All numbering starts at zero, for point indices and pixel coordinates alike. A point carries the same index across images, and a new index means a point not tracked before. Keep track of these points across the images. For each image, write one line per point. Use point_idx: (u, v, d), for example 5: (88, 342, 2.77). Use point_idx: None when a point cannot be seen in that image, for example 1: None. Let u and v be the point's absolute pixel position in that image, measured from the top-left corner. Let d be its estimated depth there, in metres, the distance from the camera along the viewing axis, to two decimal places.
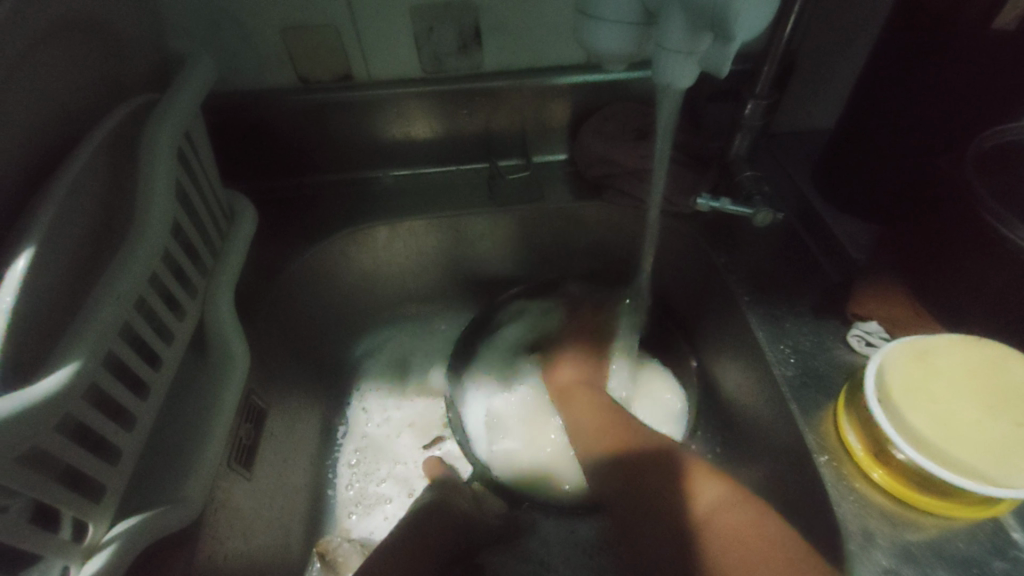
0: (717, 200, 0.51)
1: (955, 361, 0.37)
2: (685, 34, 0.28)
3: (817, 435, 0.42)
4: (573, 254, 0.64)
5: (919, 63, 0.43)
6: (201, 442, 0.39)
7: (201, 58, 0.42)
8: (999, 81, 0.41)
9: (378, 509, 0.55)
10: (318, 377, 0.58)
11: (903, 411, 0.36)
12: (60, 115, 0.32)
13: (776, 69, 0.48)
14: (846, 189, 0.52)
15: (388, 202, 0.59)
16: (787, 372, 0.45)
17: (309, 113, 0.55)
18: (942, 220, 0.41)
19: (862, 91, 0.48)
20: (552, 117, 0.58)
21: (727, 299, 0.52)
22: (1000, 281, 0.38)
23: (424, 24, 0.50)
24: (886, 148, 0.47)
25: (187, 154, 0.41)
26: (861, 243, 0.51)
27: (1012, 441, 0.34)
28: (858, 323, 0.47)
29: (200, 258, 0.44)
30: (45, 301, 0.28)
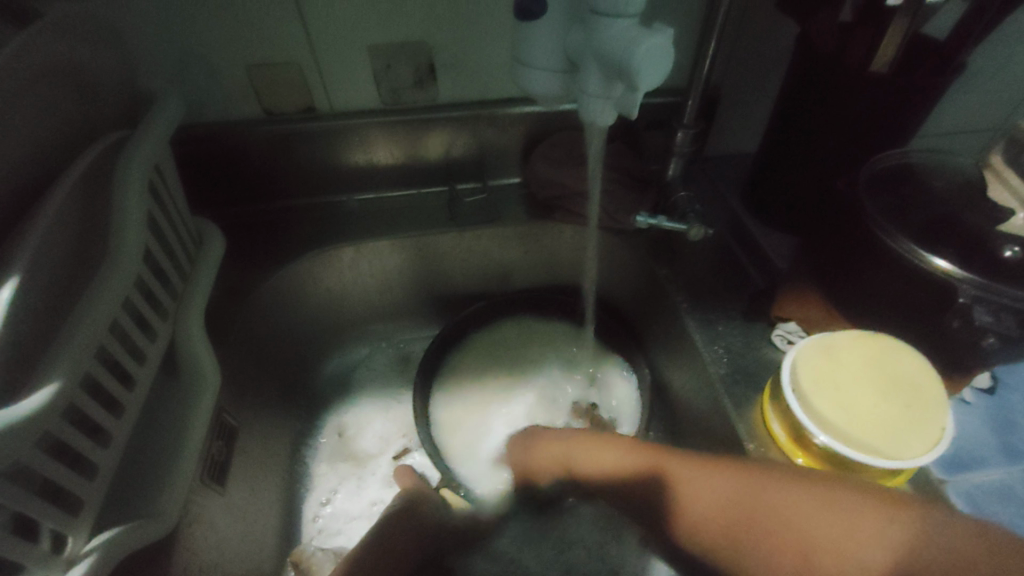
0: (655, 217, 0.57)
1: (856, 352, 0.43)
2: (602, 81, 0.33)
3: (746, 425, 0.47)
4: (531, 269, 0.68)
5: (817, 98, 0.49)
6: (175, 459, 0.41)
7: (170, 96, 0.45)
8: (885, 112, 0.47)
9: (348, 523, 0.57)
10: (288, 395, 0.60)
11: (813, 400, 0.41)
12: (39, 154, 0.35)
13: (700, 102, 0.54)
14: (769, 205, 0.58)
15: (353, 224, 0.62)
16: (720, 370, 0.50)
17: (275, 143, 0.58)
18: (842, 231, 0.47)
19: (776, 120, 0.55)
20: (505, 144, 0.63)
21: (669, 307, 0.58)
22: (890, 284, 0.43)
23: (382, 61, 0.54)
24: (798, 169, 0.54)
25: (158, 185, 0.44)
26: (783, 253, 0.57)
27: (905, 420, 0.40)
28: (780, 323, 0.53)
29: (171, 283, 0.46)
30: (25, 327, 0.30)
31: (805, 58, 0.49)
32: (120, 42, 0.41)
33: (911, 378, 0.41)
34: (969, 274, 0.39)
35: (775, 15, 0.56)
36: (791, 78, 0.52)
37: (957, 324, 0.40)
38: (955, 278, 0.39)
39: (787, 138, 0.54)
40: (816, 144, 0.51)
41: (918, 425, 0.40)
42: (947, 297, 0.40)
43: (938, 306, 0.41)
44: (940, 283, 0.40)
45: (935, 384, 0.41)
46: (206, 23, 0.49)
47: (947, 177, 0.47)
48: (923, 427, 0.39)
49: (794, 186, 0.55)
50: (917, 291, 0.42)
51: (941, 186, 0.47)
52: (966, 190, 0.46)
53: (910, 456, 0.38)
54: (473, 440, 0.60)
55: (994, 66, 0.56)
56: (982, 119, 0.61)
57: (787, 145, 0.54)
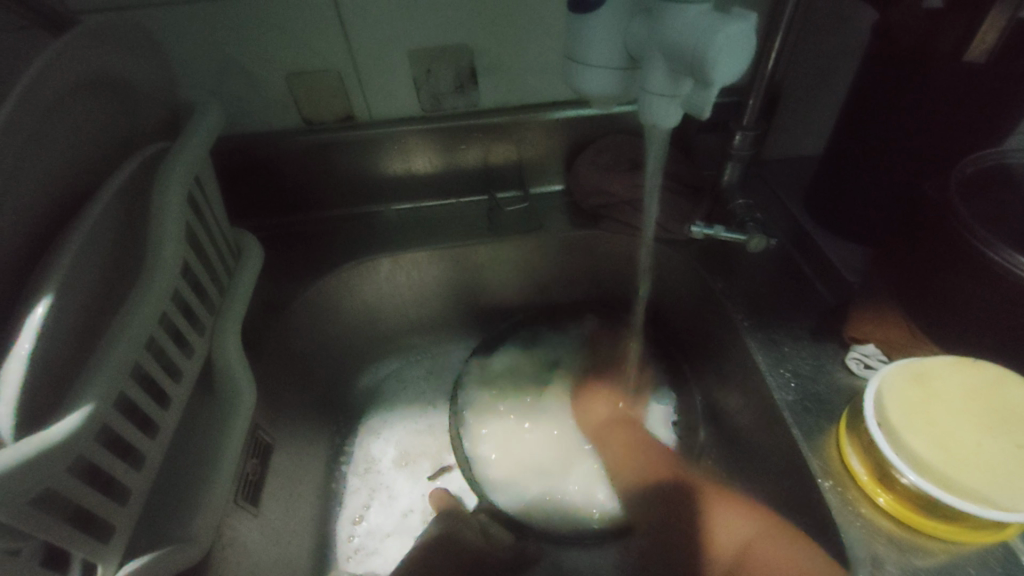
0: (711, 227, 0.53)
1: (951, 382, 0.38)
2: (668, 78, 0.30)
3: (820, 460, 0.42)
4: (573, 281, 0.65)
5: (898, 94, 0.44)
6: (209, 480, 0.39)
7: (210, 106, 0.44)
8: (980, 110, 0.42)
9: (383, 545, 0.55)
10: (323, 409, 0.59)
11: (902, 435, 0.37)
12: (79, 168, 0.34)
13: (761, 102, 0.49)
14: (839, 214, 0.53)
15: (391, 235, 0.61)
16: (787, 395, 0.46)
17: (314, 152, 0.57)
18: (931, 242, 0.42)
19: (847, 120, 0.50)
20: (548, 150, 0.60)
21: (725, 324, 0.53)
22: (991, 303, 0.38)
23: (423, 67, 0.52)
24: (871, 174, 0.49)
25: (197, 197, 0.43)
26: (855, 266, 0.52)
27: (1017, 463, 0.34)
28: (855, 345, 0.47)
29: (209, 296, 0.45)
30: (59, 346, 0.29)
31: (884, 50, 0.44)
32: (162, 53, 0.40)
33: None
34: None
35: (844, 7, 0.51)
36: (865, 73, 0.47)
37: None
38: None
39: (859, 140, 0.49)
40: (895, 146, 0.47)
41: None
42: None
43: None
44: None
45: None
46: (246, 32, 0.49)
47: None
48: None
49: (867, 194, 0.50)
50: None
51: None
52: None
53: None
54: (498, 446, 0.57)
55: None
56: None
57: (860, 148, 0.49)
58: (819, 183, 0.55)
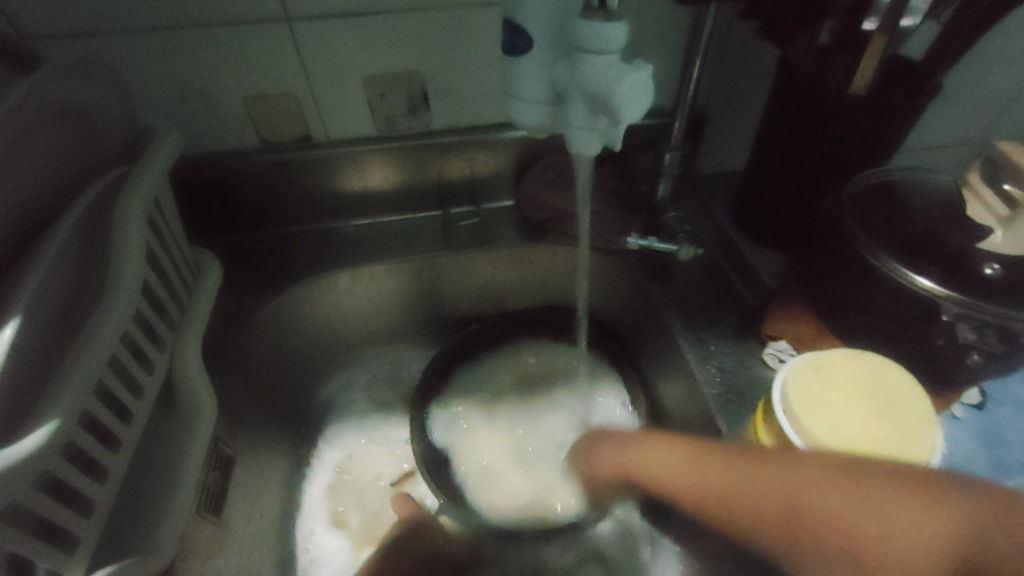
0: (645, 239, 0.58)
1: (844, 372, 0.44)
2: (587, 114, 0.34)
3: (740, 445, 0.47)
4: (525, 290, 0.69)
5: (799, 120, 0.51)
6: (172, 491, 0.41)
7: (168, 132, 0.46)
8: (866, 134, 0.49)
9: (340, 549, 0.57)
10: (284, 420, 0.60)
11: (804, 418, 0.42)
12: (40, 195, 0.36)
13: (686, 124, 0.55)
14: (757, 224, 0.60)
15: (349, 250, 0.63)
16: (712, 389, 0.51)
17: (272, 172, 0.59)
18: (829, 250, 0.48)
19: (761, 141, 0.56)
20: (498, 168, 0.64)
21: (661, 326, 0.58)
22: (876, 301, 0.44)
23: (377, 92, 0.56)
24: (782, 188, 0.55)
25: (156, 219, 0.45)
26: (772, 269, 0.58)
27: (895, 438, 0.40)
28: (770, 342, 0.54)
29: (169, 314, 0.47)
30: (25, 365, 0.31)
31: (786, 83, 0.51)
32: (120, 82, 0.42)
33: (900, 397, 0.42)
34: (953, 293, 0.40)
35: (754, 41, 0.58)
36: (773, 101, 0.53)
37: (942, 342, 0.42)
38: (939, 297, 0.40)
39: (772, 160, 0.55)
40: (800, 165, 0.53)
41: (909, 442, 0.40)
42: (932, 315, 0.41)
43: (924, 324, 0.42)
44: (925, 302, 0.41)
45: (923, 403, 0.42)
46: (203, 60, 0.51)
47: (928, 195, 0.48)
48: (916, 445, 0.39)
49: (780, 207, 0.57)
50: (904, 310, 0.42)
51: (922, 205, 0.47)
52: (947, 208, 0.47)
53: None
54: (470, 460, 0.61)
55: (967, 90, 0.60)
56: (956, 135, 0.64)
57: (773, 166, 0.55)
58: (741, 196, 0.61)
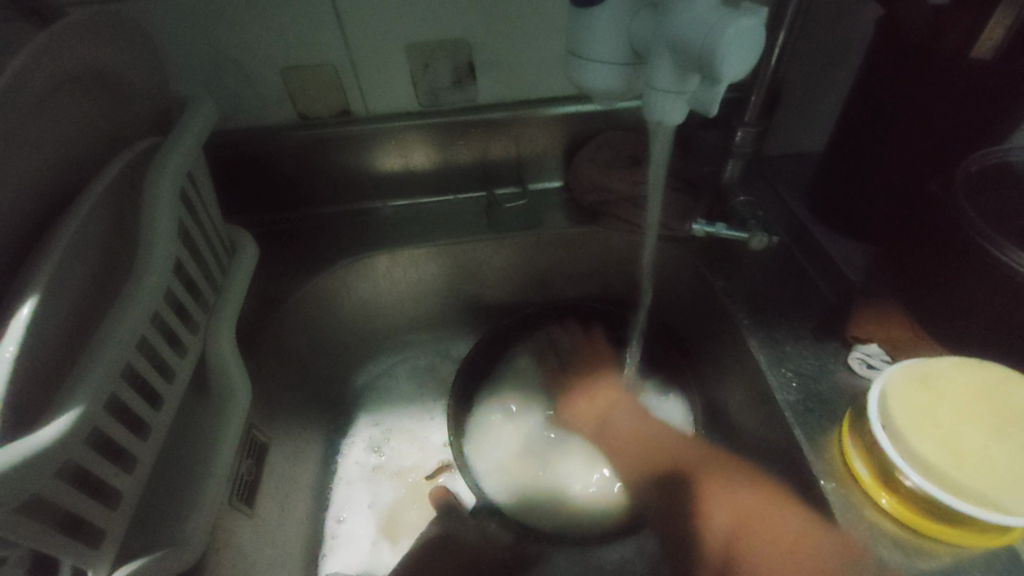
0: (712, 225, 0.52)
1: (956, 384, 0.37)
2: (674, 74, 0.29)
3: (823, 461, 0.41)
4: (571, 278, 0.64)
5: (903, 91, 0.44)
6: (203, 481, 0.38)
7: (203, 101, 0.43)
8: (987, 106, 0.42)
9: (367, 542, 0.54)
10: (319, 407, 0.58)
11: (908, 437, 0.36)
12: (67, 165, 0.33)
13: (764, 98, 0.49)
14: (841, 211, 0.53)
15: (388, 232, 0.60)
16: (788, 396, 0.45)
17: (309, 148, 0.56)
18: (936, 242, 0.41)
19: (848, 118, 0.49)
20: (547, 147, 0.60)
21: (726, 322, 0.53)
22: (998, 302, 0.38)
23: (420, 62, 0.51)
24: (875, 170, 0.48)
25: (190, 194, 0.42)
26: (857, 264, 0.51)
27: (1023, 466, 0.34)
28: (857, 345, 0.47)
29: (202, 295, 0.44)
30: (48, 347, 0.29)
31: (886, 48, 0.44)
32: (152, 45, 0.39)
33: None
34: None
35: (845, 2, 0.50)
36: (868, 70, 0.46)
37: None
38: None
39: (860, 139, 0.48)
40: (900, 142, 0.46)
41: None
42: None
43: None
44: None
45: None
46: (240, 26, 0.48)
47: None
48: None
49: (870, 192, 0.50)
50: None
51: None
52: None
53: None
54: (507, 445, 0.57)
55: None
56: None
57: (861, 146, 0.49)
58: (820, 180, 0.54)
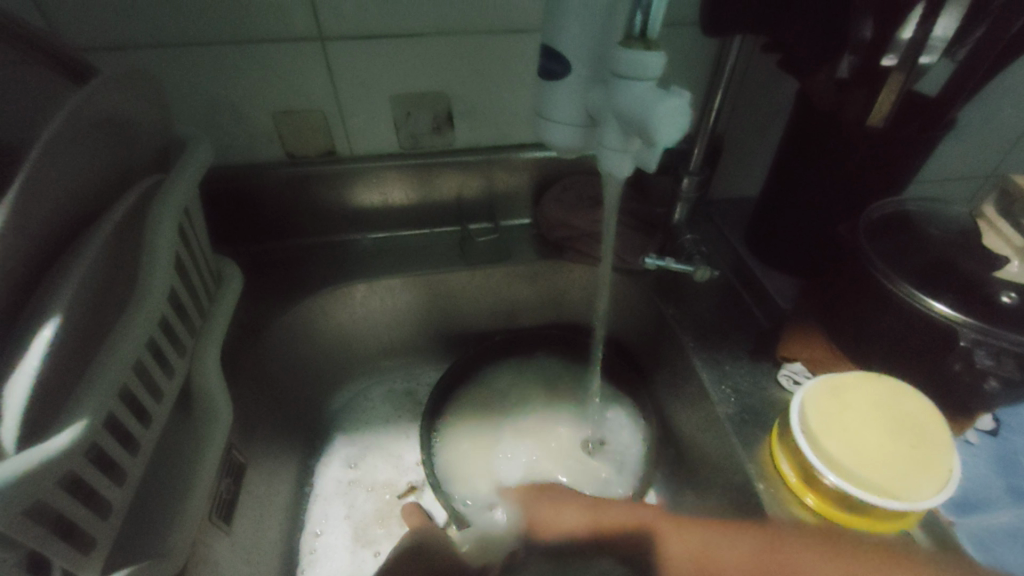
0: (662, 259, 0.59)
1: (861, 394, 0.43)
2: (620, 136, 0.36)
3: (757, 465, 0.46)
4: (538, 307, 0.69)
5: (818, 149, 0.52)
6: (187, 496, 0.41)
7: (200, 142, 0.47)
8: (881, 164, 0.50)
9: (341, 555, 0.56)
10: (295, 430, 0.60)
11: (822, 440, 0.41)
12: (84, 199, 0.37)
13: (705, 150, 0.56)
14: (771, 248, 0.61)
15: (367, 263, 0.64)
16: (728, 410, 0.51)
17: (295, 183, 0.60)
18: (845, 276, 0.48)
19: (777, 169, 0.57)
20: (517, 187, 0.66)
21: (676, 346, 0.59)
22: (894, 328, 0.45)
23: (403, 110, 0.57)
24: (796, 214, 0.56)
25: (186, 226, 0.45)
26: (787, 294, 0.59)
27: (911, 461, 0.40)
28: (785, 364, 0.53)
29: (191, 319, 0.47)
30: (60, 363, 0.31)
31: (805, 113, 0.53)
32: (159, 92, 0.43)
33: (914, 414, 0.42)
34: (970, 320, 0.40)
35: (770, 74, 0.59)
36: (792, 130, 0.55)
37: (959, 367, 0.42)
38: (956, 324, 0.40)
39: (786, 187, 0.56)
40: (814, 190, 0.54)
41: (925, 466, 0.39)
42: (949, 341, 0.41)
43: (941, 350, 0.42)
44: (941, 328, 0.41)
45: (938, 420, 0.41)
46: (237, 74, 0.52)
47: (942, 226, 0.49)
48: (932, 465, 0.39)
49: (794, 233, 0.58)
50: (920, 336, 0.43)
51: (936, 234, 0.48)
52: (962, 238, 0.47)
53: (920, 498, 0.38)
54: (488, 469, 0.61)
55: (976, 123, 0.62)
56: (963, 169, 0.67)
57: (786, 193, 0.57)
58: (755, 221, 0.62)
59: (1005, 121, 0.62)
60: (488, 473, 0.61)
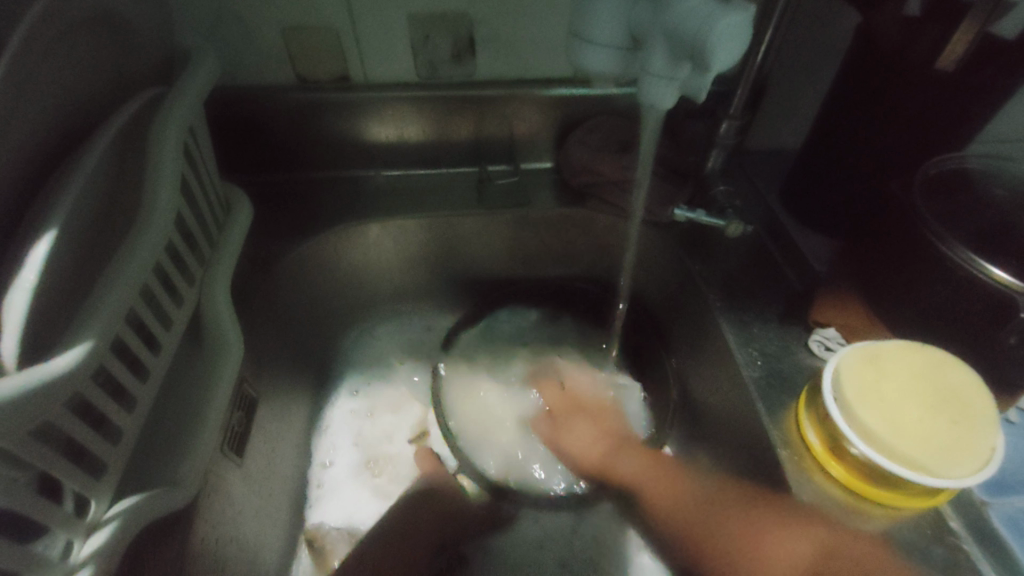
0: (693, 211, 0.55)
1: (900, 363, 0.41)
2: (668, 62, 0.32)
3: (780, 431, 0.45)
4: (556, 257, 0.67)
5: (878, 94, 0.47)
6: (197, 427, 0.40)
7: (206, 56, 0.43)
8: (947, 114, 0.45)
9: (347, 491, 0.57)
10: (307, 368, 0.59)
11: (856, 409, 0.39)
12: (73, 110, 0.34)
13: (748, 93, 0.51)
14: (810, 205, 0.57)
15: (379, 200, 0.61)
16: (753, 372, 0.48)
17: (304, 111, 0.56)
18: (892, 233, 0.44)
19: (825, 118, 0.52)
20: (541, 126, 0.61)
21: (701, 304, 0.56)
22: (943, 295, 0.41)
23: (422, 32, 0.52)
24: (845, 169, 0.52)
25: (191, 148, 0.43)
26: (822, 257, 0.55)
27: (950, 438, 0.37)
28: (818, 329, 0.51)
29: (199, 248, 0.45)
30: (61, 282, 0.29)
31: (864, 53, 0.47)
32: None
33: (961, 394, 0.39)
34: None
35: (829, 8, 0.54)
36: (847, 71, 0.49)
37: (1012, 341, 0.39)
38: (1015, 291, 0.37)
39: (835, 136, 0.52)
40: (866, 142, 0.49)
41: (963, 443, 0.37)
42: (1005, 311, 0.38)
43: (994, 321, 0.39)
44: (997, 296, 0.38)
45: (986, 402, 0.38)
46: None
47: (1009, 184, 0.44)
48: (973, 446, 0.37)
49: (840, 189, 0.53)
50: (973, 304, 0.39)
51: (1000, 195, 0.44)
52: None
53: (956, 476, 0.36)
54: (493, 415, 0.60)
55: None
56: None
57: (834, 144, 0.52)
58: (795, 177, 0.58)
59: None
60: (482, 415, 0.60)
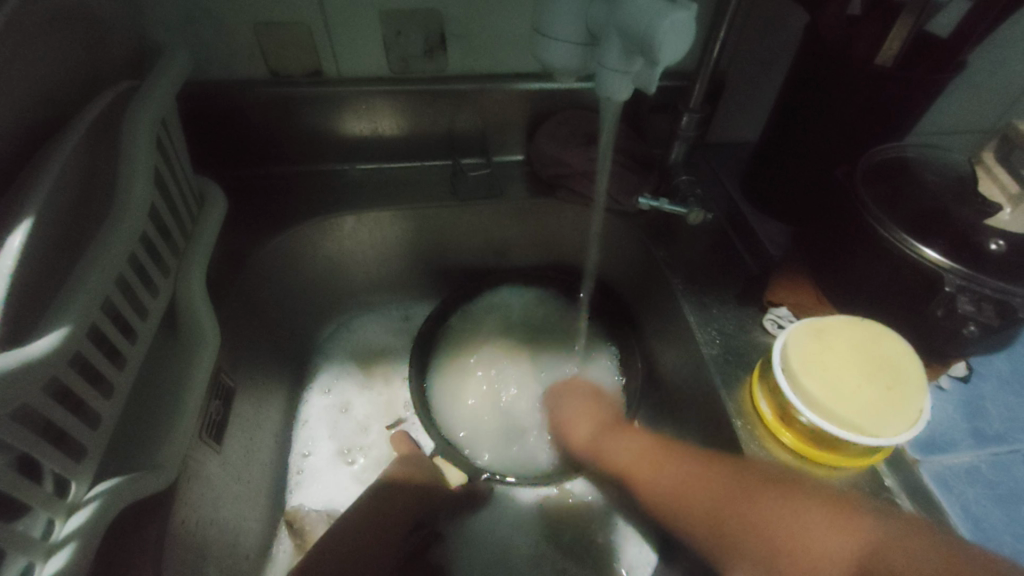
0: (656, 199, 0.57)
1: (843, 337, 0.44)
2: (621, 56, 0.34)
3: (736, 403, 0.48)
4: (528, 247, 0.69)
5: (825, 87, 0.49)
6: (176, 413, 0.41)
7: (177, 51, 0.44)
8: (888, 107, 0.48)
9: (325, 478, 0.58)
10: (284, 359, 0.60)
11: (802, 379, 0.42)
12: (43, 103, 0.34)
13: (706, 87, 0.54)
14: (766, 193, 0.60)
15: (354, 193, 0.62)
16: (712, 350, 0.51)
17: (278, 105, 0.57)
18: (839, 214, 0.48)
19: (778, 110, 0.56)
20: (512, 120, 0.63)
21: (665, 289, 0.59)
22: (881, 274, 0.45)
23: (393, 28, 0.54)
24: (798, 158, 0.55)
25: (164, 140, 0.43)
26: (778, 241, 0.59)
27: (886, 402, 0.41)
28: (771, 309, 0.53)
29: (173, 239, 0.46)
30: (36, 270, 0.30)
31: (811, 46, 0.49)
32: None
33: (896, 362, 0.42)
34: (958, 265, 0.40)
35: (781, 8, 0.57)
36: (798, 65, 0.52)
37: (940, 313, 0.42)
38: (943, 269, 0.41)
39: (787, 128, 0.55)
40: (815, 133, 0.52)
41: (898, 406, 0.40)
42: (933, 286, 0.41)
43: (924, 295, 0.42)
44: (928, 273, 0.41)
45: (917, 369, 0.42)
46: None
47: (941, 171, 0.47)
48: (906, 408, 0.40)
49: (794, 177, 0.57)
50: (907, 280, 0.43)
51: (933, 181, 0.46)
52: (959, 186, 0.45)
53: (891, 435, 0.39)
54: (472, 400, 0.63)
55: (985, 70, 0.61)
56: (966, 122, 0.66)
57: (787, 136, 0.55)
58: (753, 167, 0.61)
59: (1011, 69, 0.61)
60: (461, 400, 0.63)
